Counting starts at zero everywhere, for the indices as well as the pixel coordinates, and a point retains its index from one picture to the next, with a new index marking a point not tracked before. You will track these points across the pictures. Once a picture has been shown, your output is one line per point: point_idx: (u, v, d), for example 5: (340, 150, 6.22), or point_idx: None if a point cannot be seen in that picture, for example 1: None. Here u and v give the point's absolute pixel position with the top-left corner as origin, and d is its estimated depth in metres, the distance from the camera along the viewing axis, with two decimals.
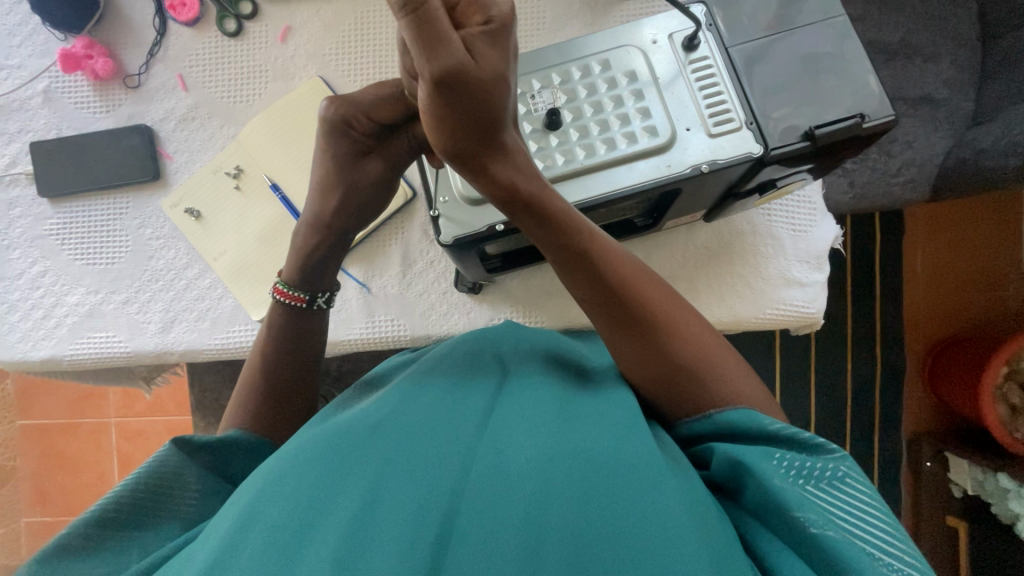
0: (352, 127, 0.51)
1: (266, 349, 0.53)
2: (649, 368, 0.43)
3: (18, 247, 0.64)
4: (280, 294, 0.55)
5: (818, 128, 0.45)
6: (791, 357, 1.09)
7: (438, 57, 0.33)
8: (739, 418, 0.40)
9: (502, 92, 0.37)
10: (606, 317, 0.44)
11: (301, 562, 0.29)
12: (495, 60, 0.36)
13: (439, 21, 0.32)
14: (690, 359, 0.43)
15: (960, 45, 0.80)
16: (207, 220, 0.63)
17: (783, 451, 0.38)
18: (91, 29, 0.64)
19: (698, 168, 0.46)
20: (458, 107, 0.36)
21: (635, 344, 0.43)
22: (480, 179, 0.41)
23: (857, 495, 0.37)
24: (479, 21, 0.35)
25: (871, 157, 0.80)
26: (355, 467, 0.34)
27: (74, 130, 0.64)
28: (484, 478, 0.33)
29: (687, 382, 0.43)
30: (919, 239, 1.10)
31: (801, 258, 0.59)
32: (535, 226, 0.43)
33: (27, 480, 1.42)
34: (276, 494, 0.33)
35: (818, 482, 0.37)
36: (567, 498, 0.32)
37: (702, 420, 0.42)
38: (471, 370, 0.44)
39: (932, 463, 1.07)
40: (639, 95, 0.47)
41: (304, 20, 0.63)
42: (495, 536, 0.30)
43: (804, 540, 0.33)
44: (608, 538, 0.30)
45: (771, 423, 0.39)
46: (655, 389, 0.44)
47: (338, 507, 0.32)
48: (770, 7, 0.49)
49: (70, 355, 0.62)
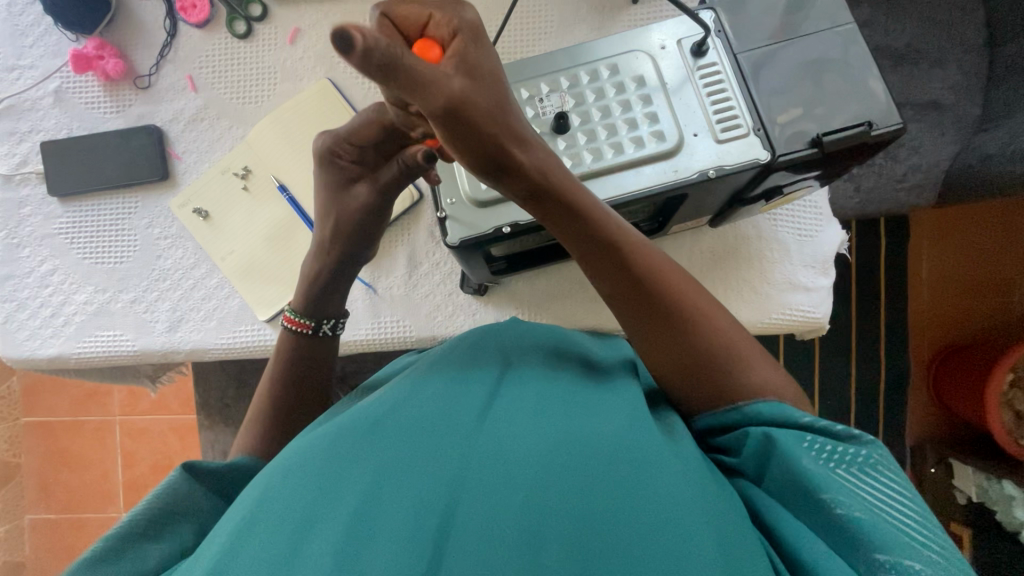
0: (339, 156, 0.52)
1: (279, 374, 0.54)
2: (675, 350, 0.43)
3: (28, 246, 0.65)
4: (288, 322, 0.56)
5: (826, 135, 0.46)
6: (795, 362, 1.09)
7: (423, 92, 0.33)
8: (770, 409, 0.40)
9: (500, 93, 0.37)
10: (629, 306, 0.44)
11: (304, 555, 0.30)
12: (483, 69, 0.36)
13: (415, 64, 0.32)
14: (718, 344, 0.43)
15: (966, 51, 0.80)
16: (216, 220, 0.63)
17: (814, 437, 0.38)
18: (102, 31, 0.64)
19: (705, 173, 0.46)
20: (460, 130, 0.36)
21: (659, 331, 0.43)
22: (509, 176, 0.40)
23: (892, 482, 0.36)
24: (450, 39, 0.35)
25: (877, 163, 0.81)
26: (358, 461, 0.34)
27: (84, 130, 0.65)
28: (487, 470, 0.33)
29: (716, 363, 0.43)
30: (924, 244, 1.10)
31: (807, 262, 0.59)
32: (564, 215, 0.42)
33: (31, 476, 1.43)
34: (284, 487, 0.33)
35: (849, 467, 0.37)
36: (568, 488, 0.32)
37: (733, 412, 0.42)
38: (473, 363, 0.44)
39: (936, 469, 1.07)
40: (648, 101, 0.48)
41: (313, 22, 0.63)
42: (497, 523, 0.31)
43: (833, 523, 0.34)
44: (609, 525, 0.31)
45: (803, 417, 0.39)
46: (681, 377, 0.44)
47: (341, 501, 0.32)
48: (777, 14, 0.49)
49: (79, 354, 0.63)
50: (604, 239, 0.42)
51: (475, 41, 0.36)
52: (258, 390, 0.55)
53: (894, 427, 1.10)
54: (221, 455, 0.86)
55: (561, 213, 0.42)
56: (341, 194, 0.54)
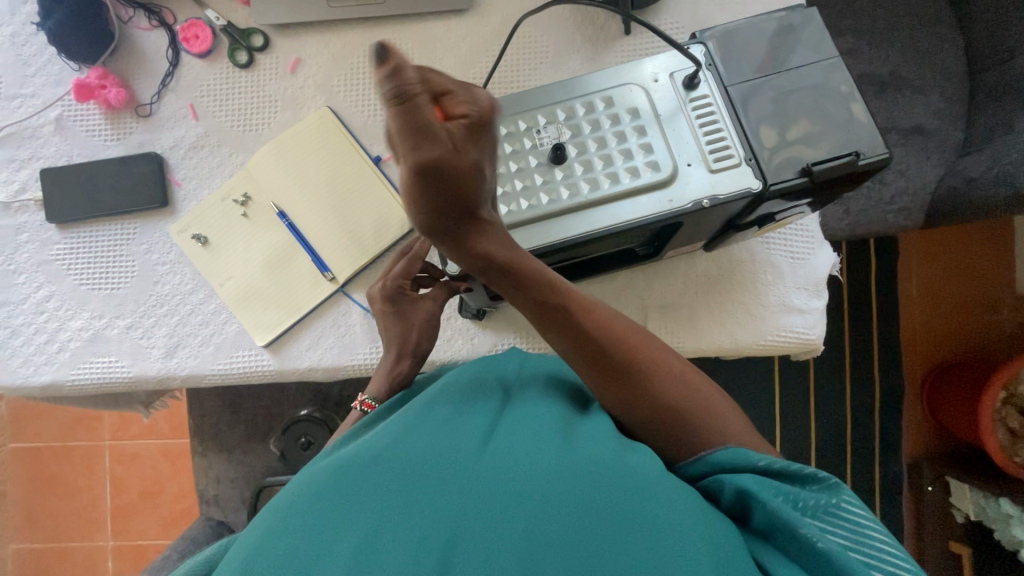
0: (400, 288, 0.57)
1: None
2: (626, 404, 0.44)
3: (24, 272, 0.64)
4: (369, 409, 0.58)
5: (815, 164, 0.47)
6: (791, 380, 1.09)
7: (422, 149, 0.33)
8: (731, 456, 0.41)
9: (480, 182, 0.37)
10: (593, 366, 0.44)
11: (318, 567, 0.31)
12: (476, 154, 0.35)
13: (423, 115, 0.31)
14: (670, 396, 0.44)
15: (947, 79, 0.83)
16: (214, 246, 0.63)
17: (778, 483, 0.38)
18: (105, 61, 0.65)
19: (699, 203, 0.47)
20: (435, 193, 0.36)
21: (614, 387, 0.44)
22: (463, 252, 0.41)
23: (860, 521, 0.37)
24: (460, 115, 0.33)
25: (864, 186, 0.83)
26: (364, 484, 0.34)
27: (84, 157, 0.65)
28: (489, 492, 0.33)
29: (679, 419, 0.44)
30: (914, 263, 1.12)
31: (801, 285, 0.60)
32: (517, 291, 0.43)
33: (16, 505, 1.39)
34: (293, 521, 0.34)
35: (819, 513, 0.37)
36: (567, 513, 0.33)
37: (694, 461, 0.43)
38: (475, 395, 0.44)
39: (933, 488, 1.07)
40: (642, 132, 0.49)
41: (314, 53, 0.65)
42: (496, 552, 0.31)
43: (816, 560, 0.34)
44: (607, 552, 0.31)
45: (760, 459, 0.40)
46: (641, 427, 0.45)
47: (344, 535, 0.32)
48: (765, 47, 0.51)
49: (73, 380, 0.62)
50: (549, 305, 0.43)
51: (484, 129, 0.35)
52: None
53: (890, 445, 1.10)
54: (214, 482, 0.85)
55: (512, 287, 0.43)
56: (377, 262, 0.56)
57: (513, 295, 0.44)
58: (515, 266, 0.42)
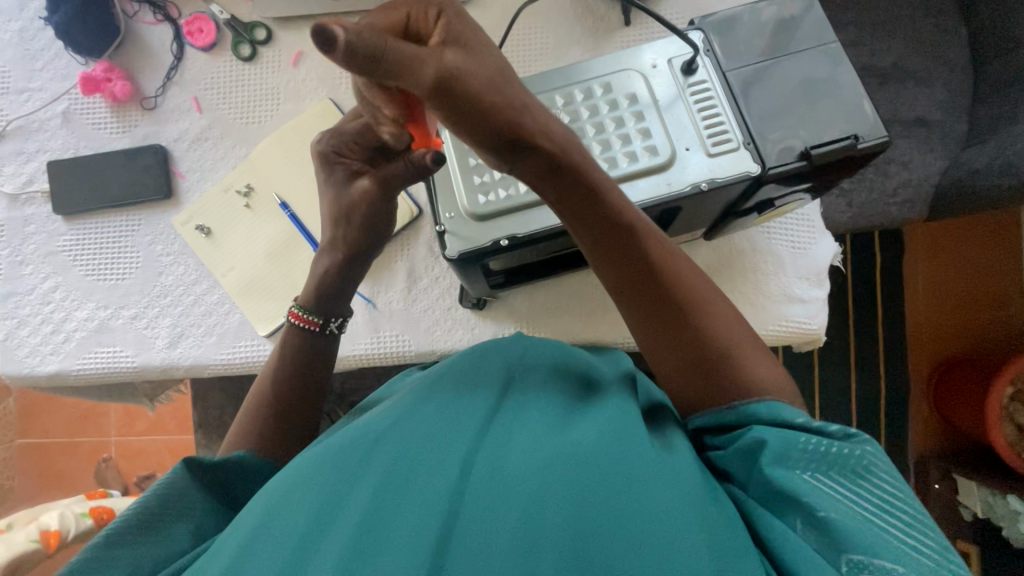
0: (344, 156, 0.53)
1: (278, 372, 0.56)
2: (672, 347, 0.44)
3: (31, 263, 0.65)
4: (295, 317, 0.57)
5: (814, 148, 0.47)
6: (795, 375, 1.09)
7: (423, 79, 0.32)
8: (769, 411, 0.40)
9: (502, 85, 0.35)
10: (643, 299, 0.44)
11: (315, 546, 0.31)
12: (479, 57, 0.34)
13: (402, 48, 0.31)
14: (718, 348, 0.43)
15: (950, 70, 0.82)
16: (217, 236, 0.64)
17: (808, 437, 0.38)
18: (111, 54, 0.66)
19: (698, 186, 0.47)
20: (458, 111, 0.35)
21: (663, 324, 0.44)
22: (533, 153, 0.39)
23: (884, 486, 0.37)
24: (438, 31, 0.33)
25: (868, 178, 0.82)
26: (362, 464, 0.35)
27: (90, 149, 0.66)
28: (484, 481, 0.34)
29: (717, 366, 0.43)
30: (919, 258, 1.11)
31: (801, 274, 0.60)
32: (586, 204, 0.41)
33: (24, 501, 1.40)
34: (289, 501, 0.34)
35: (840, 470, 0.38)
36: (562, 495, 0.33)
37: (729, 410, 0.42)
38: (476, 376, 0.44)
39: (941, 485, 1.06)
40: (640, 117, 0.49)
41: (316, 45, 0.65)
42: (495, 536, 0.31)
43: (819, 528, 0.35)
44: (604, 541, 0.31)
45: (797, 417, 0.39)
46: (675, 372, 0.44)
47: (344, 513, 0.32)
48: (765, 34, 0.51)
49: (78, 370, 0.63)
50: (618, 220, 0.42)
51: (468, 36, 0.34)
52: (253, 387, 0.56)
53: (894, 441, 1.09)
54: None
55: (582, 198, 0.41)
56: (346, 190, 0.54)
57: (582, 210, 0.42)
58: (589, 179, 0.41)
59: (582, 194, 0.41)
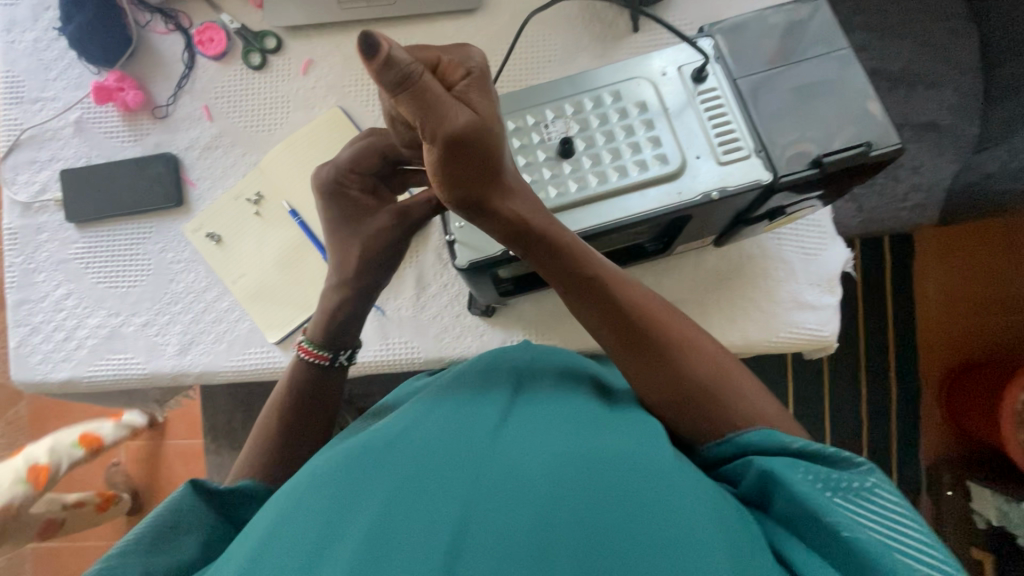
0: (346, 186, 0.56)
1: (289, 397, 0.56)
2: (658, 384, 0.45)
3: (43, 270, 0.66)
4: (304, 352, 0.57)
5: (827, 155, 0.47)
6: (805, 381, 1.08)
7: (444, 122, 0.33)
8: (764, 437, 0.41)
9: (501, 133, 0.37)
10: (620, 337, 0.46)
11: (330, 546, 0.31)
12: (490, 104, 0.36)
13: (432, 87, 0.32)
14: (703, 379, 0.45)
15: (962, 73, 0.82)
16: (227, 244, 0.64)
17: (807, 464, 0.38)
18: (124, 63, 0.67)
19: (709, 194, 0.47)
20: (461, 158, 0.36)
21: (644, 361, 0.45)
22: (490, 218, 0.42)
23: (890, 506, 0.37)
24: (460, 75, 0.34)
25: (879, 183, 0.82)
26: (376, 466, 0.35)
27: (103, 158, 0.67)
28: (497, 481, 0.33)
29: (704, 399, 0.44)
30: (930, 262, 1.10)
31: (813, 281, 0.60)
32: (549, 256, 0.44)
33: None
34: (304, 504, 0.34)
35: (846, 493, 0.37)
36: (576, 496, 0.33)
37: (722, 443, 0.43)
38: (487, 383, 0.44)
39: (954, 492, 1.04)
40: (650, 125, 0.49)
41: (325, 54, 0.66)
42: (507, 535, 0.31)
43: (839, 544, 0.34)
44: (620, 541, 0.31)
45: (794, 441, 0.40)
46: (666, 408, 0.45)
47: (357, 513, 0.32)
48: (774, 39, 0.50)
49: (90, 376, 0.64)
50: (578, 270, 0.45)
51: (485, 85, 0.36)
52: (263, 409, 0.56)
53: (907, 447, 1.08)
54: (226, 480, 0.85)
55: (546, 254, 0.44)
56: (357, 221, 0.57)
57: (543, 262, 0.45)
58: (549, 235, 0.43)
59: (546, 246, 0.44)
